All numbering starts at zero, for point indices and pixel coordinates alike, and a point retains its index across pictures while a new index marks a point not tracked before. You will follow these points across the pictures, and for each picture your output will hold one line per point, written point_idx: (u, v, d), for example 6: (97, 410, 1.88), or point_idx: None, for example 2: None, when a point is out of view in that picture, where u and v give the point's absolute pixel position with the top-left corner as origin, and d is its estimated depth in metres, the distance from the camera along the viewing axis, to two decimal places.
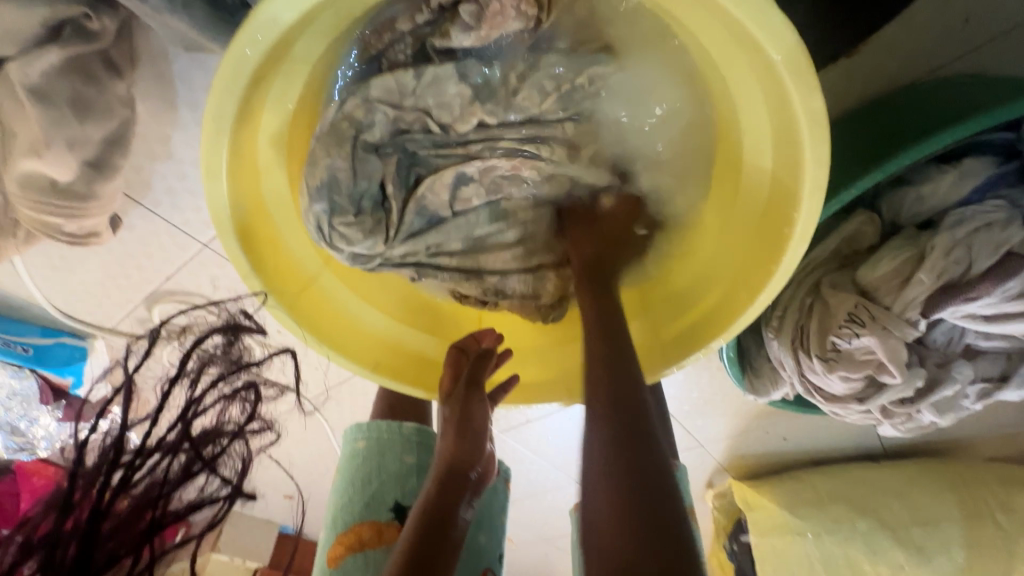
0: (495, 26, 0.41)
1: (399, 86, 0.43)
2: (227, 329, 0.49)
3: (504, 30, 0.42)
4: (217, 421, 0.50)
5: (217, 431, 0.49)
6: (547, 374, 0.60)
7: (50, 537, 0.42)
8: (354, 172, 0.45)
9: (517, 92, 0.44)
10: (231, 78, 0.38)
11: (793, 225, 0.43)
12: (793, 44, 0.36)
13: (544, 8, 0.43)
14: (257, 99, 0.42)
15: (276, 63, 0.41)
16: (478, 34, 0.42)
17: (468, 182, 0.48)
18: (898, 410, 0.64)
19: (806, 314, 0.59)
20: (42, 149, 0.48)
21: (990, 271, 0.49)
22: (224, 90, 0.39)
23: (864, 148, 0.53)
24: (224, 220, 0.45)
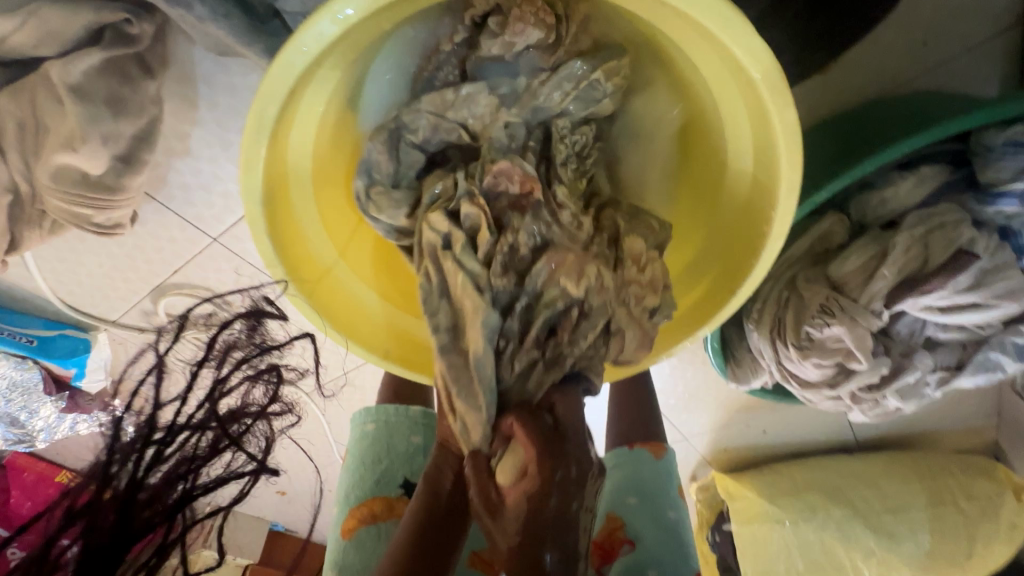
0: (517, 34, 0.48)
1: (442, 100, 0.51)
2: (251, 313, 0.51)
3: (526, 38, 0.48)
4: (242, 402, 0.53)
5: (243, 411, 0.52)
6: None
7: (90, 506, 0.46)
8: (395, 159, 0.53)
9: (539, 94, 0.51)
10: (274, 82, 0.42)
11: (771, 223, 0.48)
12: (770, 64, 0.41)
13: (562, 20, 0.49)
14: (290, 101, 0.45)
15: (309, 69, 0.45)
16: (504, 40, 0.49)
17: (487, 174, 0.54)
18: (866, 395, 0.70)
19: (783, 306, 0.64)
20: (79, 143, 0.51)
21: (945, 265, 0.55)
22: (263, 95, 0.42)
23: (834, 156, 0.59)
24: (256, 212, 0.48)
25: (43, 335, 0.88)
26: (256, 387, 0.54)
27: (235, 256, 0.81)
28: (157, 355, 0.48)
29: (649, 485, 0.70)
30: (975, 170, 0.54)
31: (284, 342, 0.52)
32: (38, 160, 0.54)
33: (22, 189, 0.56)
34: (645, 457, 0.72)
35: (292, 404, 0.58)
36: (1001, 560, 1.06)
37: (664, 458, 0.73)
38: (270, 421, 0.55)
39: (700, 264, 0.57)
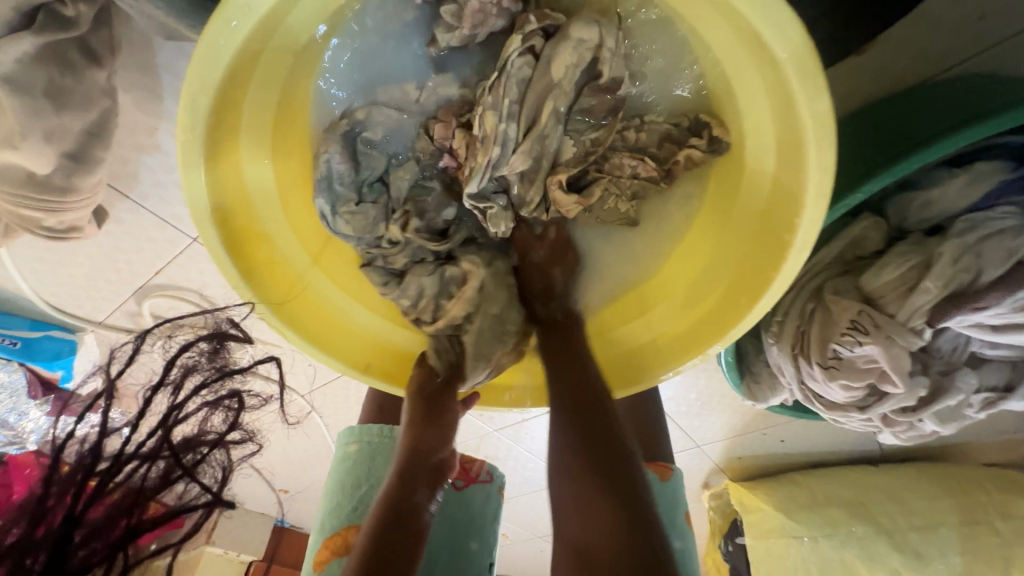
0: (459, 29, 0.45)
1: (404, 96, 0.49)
2: (212, 338, 0.55)
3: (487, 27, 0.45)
4: (199, 429, 0.56)
5: (198, 440, 0.54)
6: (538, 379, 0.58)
7: (21, 544, 0.46)
8: (354, 168, 0.50)
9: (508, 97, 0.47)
10: (210, 61, 0.36)
11: (796, 231, 0.41)
12: (799, 40, 0.34)
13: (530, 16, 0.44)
14: (236, 90, 0.40)
15: (255, 53, 0.39)
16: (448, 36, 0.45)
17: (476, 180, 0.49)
18: (899, 418, 0.62)
19: (807, 320, 0.57)
20: (19, 140, 0.46)
21: (1002, 280, 0.47)
22: (199, 83, 0.37)
23: (872, 151, 0.51)
24: (203, 214, 0.43)
25: (27, 336, 0.85)
26: (214, 415, 0.57)
27: None
28: (110, 384, 0.52)
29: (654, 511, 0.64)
30: None
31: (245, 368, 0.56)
32: None
33: None
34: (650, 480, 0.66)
35: (251, 432, 0.62)
36: None
37: (670, 481, 0.67)
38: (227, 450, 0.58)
39: (657, 322, 0.54)
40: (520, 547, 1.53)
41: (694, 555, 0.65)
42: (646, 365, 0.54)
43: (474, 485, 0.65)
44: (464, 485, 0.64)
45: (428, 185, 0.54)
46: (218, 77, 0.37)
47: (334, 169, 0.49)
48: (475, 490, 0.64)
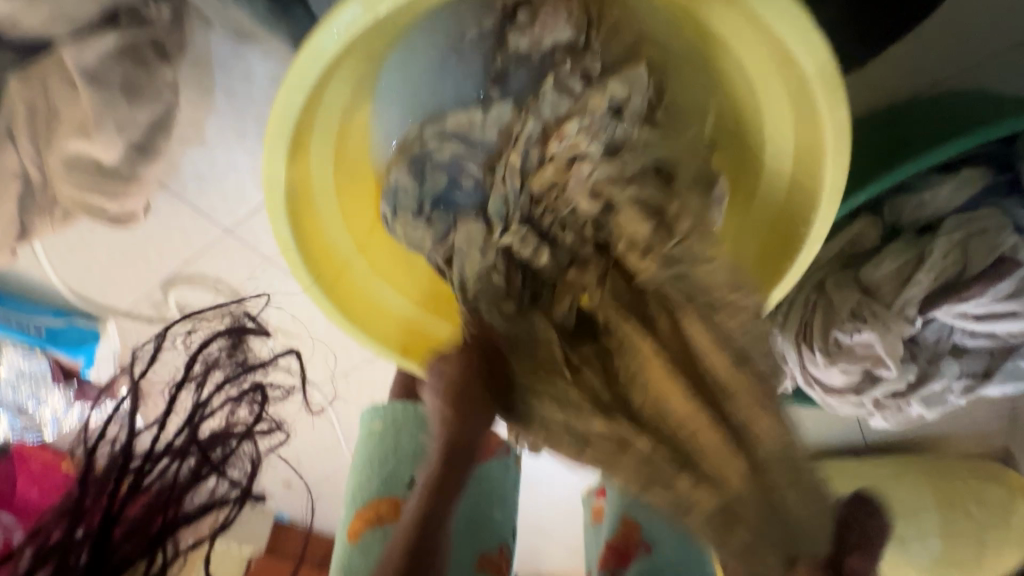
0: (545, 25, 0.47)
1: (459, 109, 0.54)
2: (232, 332, 0.58)
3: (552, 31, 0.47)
4: (226, 423, 0.57)
5: (226, 433, 0.55)
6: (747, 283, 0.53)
7: (62, 544, 0.48)
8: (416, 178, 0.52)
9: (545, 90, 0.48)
10: (308, 67, 0.40)
11: (811, 225, 0.46)
12: (825, 58, 0.39)
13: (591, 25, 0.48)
14: (321, 87, 0.43)
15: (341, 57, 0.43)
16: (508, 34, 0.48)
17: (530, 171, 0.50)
18: (889, 401, 0.69)
19: (810, 310, 0.63)
20: (92, 130, 0.49)
21: (984, 272, 0.53)
22: (294, 82, 0.41)
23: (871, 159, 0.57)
24: (277, 203, 0.47)
25: (51, 325, 0.86)
26: (238, 409, 0.58)
27: (248, 247, 0.79)
28: (136, 384, 0.53)
29: None
30: (1019, 172, 0.53)
31: (268, 361, 0.58)
32: (49, 145, 0.52)
33: (33, 176, 0.55)
34: None
35: (277, 424, 0.62)
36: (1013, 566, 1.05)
37: None
38: (255, 442, 0.58)
39: None
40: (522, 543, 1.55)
41: None
42: None
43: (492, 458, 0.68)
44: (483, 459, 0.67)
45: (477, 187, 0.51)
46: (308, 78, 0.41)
47: (400, 183, 0.52)
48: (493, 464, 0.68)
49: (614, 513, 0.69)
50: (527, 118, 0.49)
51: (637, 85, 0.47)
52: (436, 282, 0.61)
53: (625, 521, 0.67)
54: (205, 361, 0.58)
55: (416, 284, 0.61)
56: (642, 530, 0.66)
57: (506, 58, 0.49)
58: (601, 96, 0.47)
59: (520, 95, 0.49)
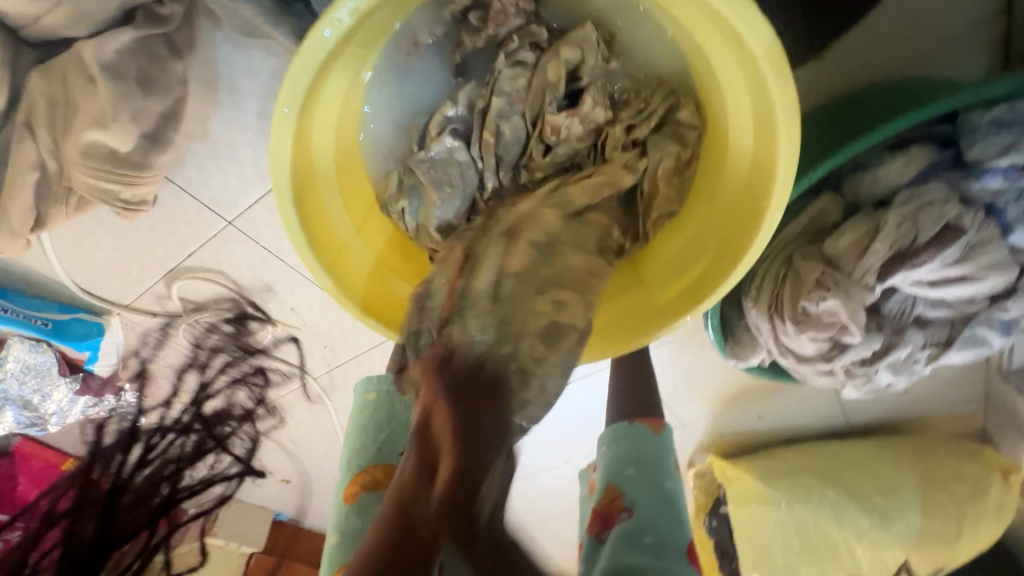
0: (498, 22, 0.55)
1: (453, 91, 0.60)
2: None
3: (507, 23, 0.56)
4: None
5: None
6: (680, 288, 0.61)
7: None
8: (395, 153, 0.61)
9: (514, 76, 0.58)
10: (311, 53, 0.45)
11: (771, 196, 0.51)
12: (771, 41, 0.43)
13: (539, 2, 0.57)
14: (321, 77, 0.48)
15: (339, 49, 0.47)
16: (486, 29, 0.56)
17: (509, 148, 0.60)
18: (859, 369, 0.73)
19: (780, 283, 0.67)
20: (109, 120, 0.53)
21: (934, 239, 0.57)
22: (297, 71, 0.45)
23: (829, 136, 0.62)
24: (283, 181, 0.51)
25: (57, 318, 0.89)
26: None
27: (249, 239, 0.83)
28: None
29: (649, 457, 0.71)
30: (962, 149, 0.58)
31: (265, 341, 0.63)
32: (66, 136, 0.56)
33: (50, 166, 0.58)
34: (645, 431, 0.73)
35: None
36: (991, 540, 1.09)
37: (663, 434, 0.74)
38: None
39: (653, 290, 0.63)
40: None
41: (684, 497, 0.70)
42: (645, 327, 0.62)
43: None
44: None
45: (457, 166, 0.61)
46: (312, 66, 0.46)
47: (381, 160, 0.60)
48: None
49: (601, 481, 0.71)
50: (493, 96, 0.58)
51: (587, 47, 0.56)
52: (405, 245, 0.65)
53: (609, 489, 0.69)
54: None
55: (412, 266, 0.64)
56: (624, 497, 0.68)
57: (464, 53, 0.57)
58: (556, 64, 0.56)
59: (481, 75, 0.59)
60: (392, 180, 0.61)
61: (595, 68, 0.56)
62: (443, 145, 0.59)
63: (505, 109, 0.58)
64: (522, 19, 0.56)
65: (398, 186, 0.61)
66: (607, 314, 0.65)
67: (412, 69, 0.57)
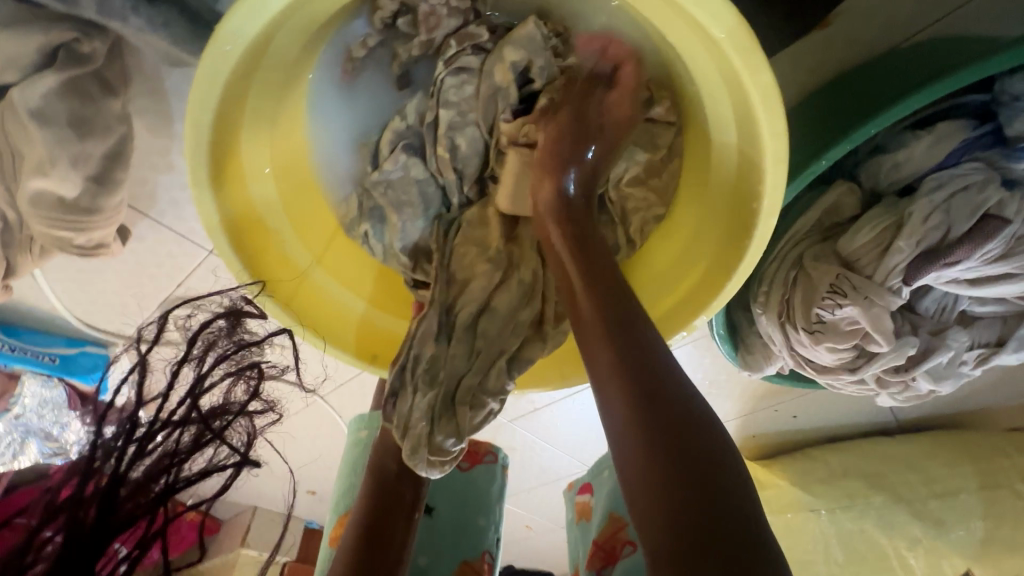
0: (430, 25, 0.51)
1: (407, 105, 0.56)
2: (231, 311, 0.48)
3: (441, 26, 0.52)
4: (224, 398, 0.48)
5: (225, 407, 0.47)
6: (674, 299, 0.54)
7: (72, 500, 0.40)
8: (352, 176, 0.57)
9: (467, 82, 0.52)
10: (203, 81, 0.42)
11: (760, 201, 0.44)
12: (734, 22, 0.36)
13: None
14: (228, 105, 0.45)
15: (250, 68, 0.45)
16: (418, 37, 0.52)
17: (469, 160, 0.55)
18: (891, 378, 0.64)
19: (791, 287, 0.59)
20: (48, 167, 0.51)
21: (969, 234, 0.49)
22: (195, 103, 0.42)
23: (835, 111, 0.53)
24: (212, 225, 0.49)
25: (64, 353, 0.91)
26: (236, 385, 0.49)
27: None
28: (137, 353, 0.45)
29: None
30: (1002, 123, 0.48)
31: (267, 339, 0.47)
32: (16, 185, 0.54)
33: (9, 216, 0.58)
34: None
35: (273, 401, 0.53)
36: None
37: None
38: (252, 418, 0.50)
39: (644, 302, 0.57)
40: (547, 522, 1.58)
41: None
42: None
43: (479, 466, 0.66)
44: (469, 467, 0.66)
45: (417, 180, 0.55)
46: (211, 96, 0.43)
47: (344, 180, 0.57)
48: (479, 472, 0.66)
49: (602, 511, 0.64)
50: (440, 108, 0.53)
51: (534, 46, 0.50)
52: (381, 270, 0.61)
53: (613, 519, 0.62)
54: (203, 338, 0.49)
55: (394, 296, 0.61)
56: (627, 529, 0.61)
57: (402, 64, 0.53)
58: (502, 68, 0.51)
59: (432, 84, 0.54)
60: (350, 202, 0.56)
61: (547, 67, 0.51)
62: (396, 163, 0.54)
63: (455, 120, 0.54)
64: (458, 19, 0.52)
65: (356, 208, 0.56)
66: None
67: (349, 84, 0.53)
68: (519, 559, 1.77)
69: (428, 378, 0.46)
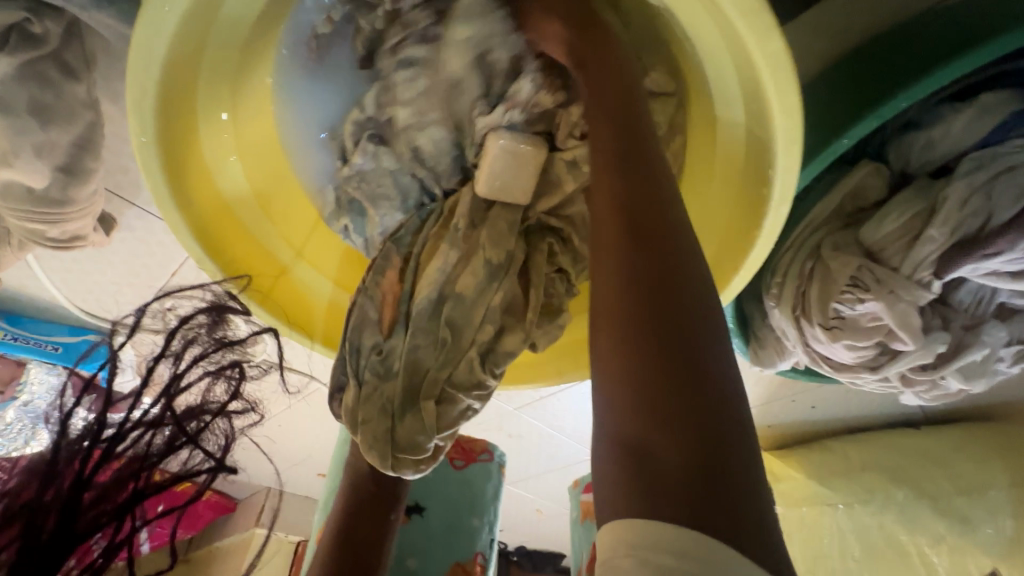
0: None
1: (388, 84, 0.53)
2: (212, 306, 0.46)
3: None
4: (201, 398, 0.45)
5: (203, 407, 0.44)
6: None
7: (30, 505, 0.37)
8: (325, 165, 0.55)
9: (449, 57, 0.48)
10: (145, 51, 0.39)
11: (771, 186, 0.39)
12: None
13: None
14: (180, 82, 0.43)
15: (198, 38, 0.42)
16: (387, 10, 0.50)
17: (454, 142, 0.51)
18: (918, 377, 0.59)
19: (806, 279, 0.54)
20: (13, 157, 0.49)
21: (1012, 222, 0.43)
22: (141, 74, 0.40)
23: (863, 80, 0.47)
24: (172, 216, 0.46)
25: (66, 342, 0.90)
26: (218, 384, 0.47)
27: None
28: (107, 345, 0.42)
29: None
30: None
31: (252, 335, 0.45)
32: None
33: None
34: None
35: (255, 400, 0.51)
36: None
37: None
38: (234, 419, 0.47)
39: None
40: (557, 507, 1.56)
41: None
42: None
43: (475, 464, 0.64)
44: (464, 464, 0.64)
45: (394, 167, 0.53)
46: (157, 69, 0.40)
47: (317, 164, 0.54)
48: (475, 471, 0.64)
49: None
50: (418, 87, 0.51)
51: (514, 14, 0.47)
52: (353, 255, 0.58)
53: None
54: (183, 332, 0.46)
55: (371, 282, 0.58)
56: None
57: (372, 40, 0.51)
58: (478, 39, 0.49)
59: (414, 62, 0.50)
60: (328, 197, 0.54)
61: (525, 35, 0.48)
62: (372, 147, 0.52)
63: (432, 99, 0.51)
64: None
65: (335, 202, 0.54)
66: (579, 331, 0.57)
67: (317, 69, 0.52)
68: (530, 542, 1.77)
69: (382, 369, 0.45)
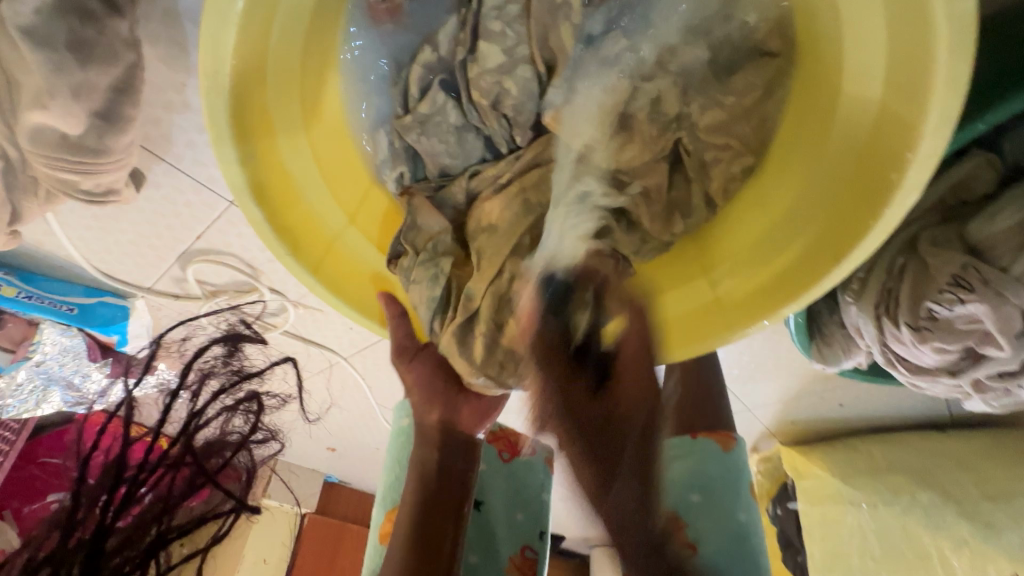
0: None
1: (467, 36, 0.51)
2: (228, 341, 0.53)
3: None
4: (221, 432, 0.53)
5: (222, 443, 0.52)
6: (753, 288, 0.46)
7: (53, 555, 0.42)
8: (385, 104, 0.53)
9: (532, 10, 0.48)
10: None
11: (904, 173, 0.35)
12: None
13: None
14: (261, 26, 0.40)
15: None
16: None
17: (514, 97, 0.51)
18: (994, 384, 0.54)
19: (896, 277, 0.51)
20: (47, 99, 0.44)
21: None
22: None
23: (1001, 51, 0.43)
24: (235, 179, 0.43)
25: (82, 302, 0.85)
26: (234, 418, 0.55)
27: None
28: (126, 396, 0.49)
29: (715, 482, 0.58)
30: None
31: (264, 368, 0.53)
32: (15, 121, 0.48)
33: (10, 154, 0.51)
34: (711, 449, 0.60)
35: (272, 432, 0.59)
36: None
37: (733, 452, 0.61)
38: (251, 450, 0.56)
39: (721, 283, 0.48)
40: None
41: (760, 529, 0.58)
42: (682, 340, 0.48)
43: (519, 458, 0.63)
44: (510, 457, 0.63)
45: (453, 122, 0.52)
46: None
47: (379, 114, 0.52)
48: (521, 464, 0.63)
49: None
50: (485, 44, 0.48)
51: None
52: None
53: None
54: (200, 371, 0.54)
55: None
56: None
57: None
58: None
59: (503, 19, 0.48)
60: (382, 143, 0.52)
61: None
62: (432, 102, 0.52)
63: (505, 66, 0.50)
64: None
65: (389, 147, 0.52)
66: (639, 320, 0.53)
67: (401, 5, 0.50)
68: None
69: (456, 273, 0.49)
